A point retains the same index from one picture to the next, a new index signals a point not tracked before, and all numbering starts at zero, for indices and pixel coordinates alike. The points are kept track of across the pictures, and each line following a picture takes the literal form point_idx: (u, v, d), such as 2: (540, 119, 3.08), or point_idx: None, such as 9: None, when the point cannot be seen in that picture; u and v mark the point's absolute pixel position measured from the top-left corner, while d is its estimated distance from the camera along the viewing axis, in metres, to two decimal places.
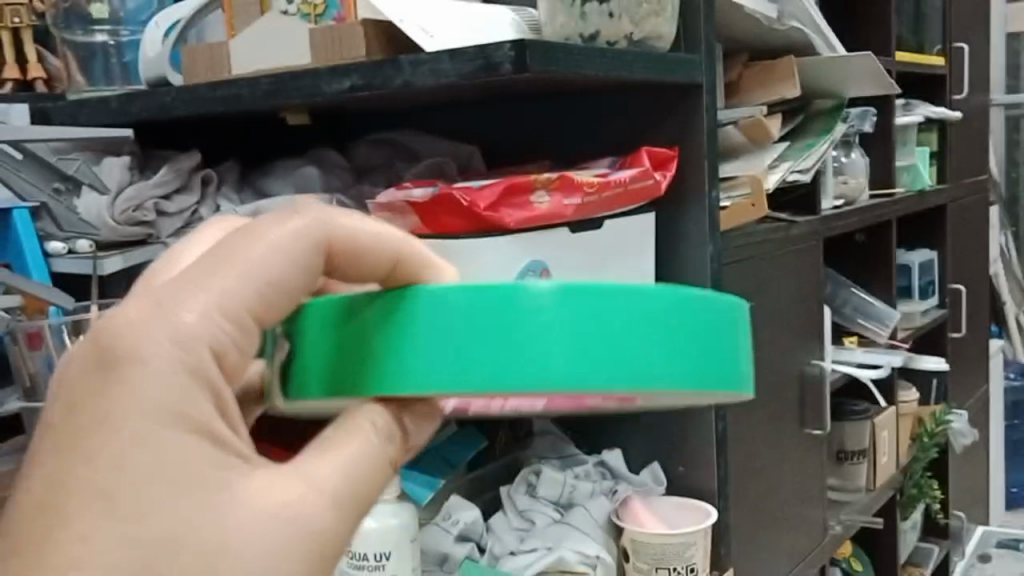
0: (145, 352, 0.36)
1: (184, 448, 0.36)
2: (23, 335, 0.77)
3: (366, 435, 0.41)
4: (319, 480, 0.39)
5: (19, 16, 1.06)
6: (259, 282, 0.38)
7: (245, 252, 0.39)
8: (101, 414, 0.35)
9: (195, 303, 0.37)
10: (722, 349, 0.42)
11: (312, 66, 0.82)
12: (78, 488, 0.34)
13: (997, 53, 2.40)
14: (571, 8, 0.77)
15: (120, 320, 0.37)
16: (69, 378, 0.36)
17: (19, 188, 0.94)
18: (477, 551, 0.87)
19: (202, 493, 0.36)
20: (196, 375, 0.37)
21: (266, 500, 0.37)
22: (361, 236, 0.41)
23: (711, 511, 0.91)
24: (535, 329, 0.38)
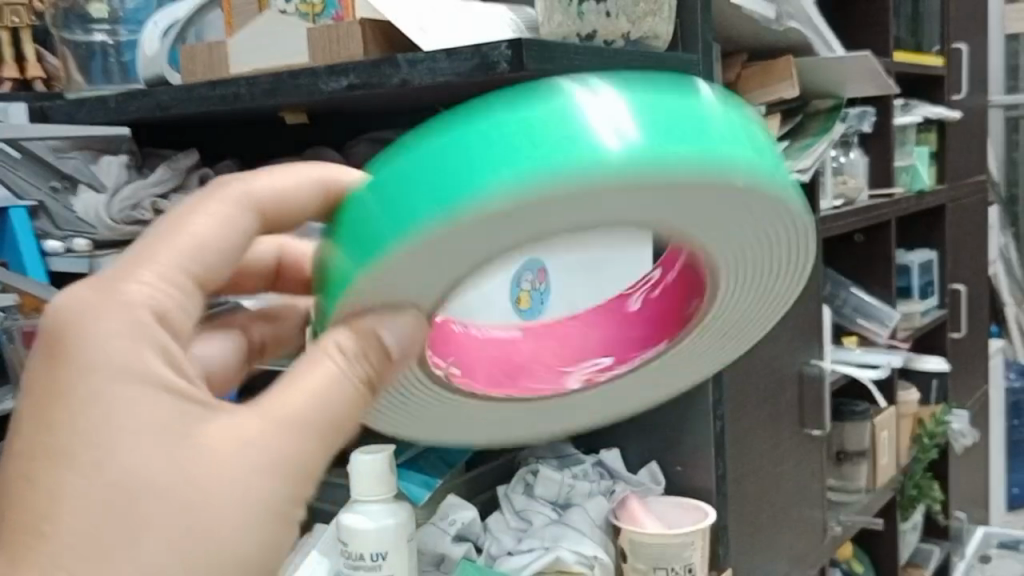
0: (98, 325, 0.39)
1: (145, 402, 0.39)
2: (20, 334, 0.77)
3: (331, 359, 0.43)
4: (278, 412, 0.42)
5: (17, 15, 1.06)
6: (193, 246, 0.43)
7: (184, 224, 0.44)
8: (61, 386, 0.38)
9: (141, 277, 0.41)
10: (692, 127, 0.38)
11: (310, 65, 0.82)
12: (53, 456, 0.37)
13: (995, 53, 2.40)
14: (567, 7, 0.76)
15: (72, 300, 0.40)
16: (33, 362, 0.39)
17: (19, 187, 0.93)
18: (474, 551, 0.87)
19: (165, 436, 0.39)
20: (143, 334, 0.40)
21: (228, 435, 0.40)
22: (280, 192, 0.47)
23: (709, 511, 0.91)
24: (475, 152, 0.38)
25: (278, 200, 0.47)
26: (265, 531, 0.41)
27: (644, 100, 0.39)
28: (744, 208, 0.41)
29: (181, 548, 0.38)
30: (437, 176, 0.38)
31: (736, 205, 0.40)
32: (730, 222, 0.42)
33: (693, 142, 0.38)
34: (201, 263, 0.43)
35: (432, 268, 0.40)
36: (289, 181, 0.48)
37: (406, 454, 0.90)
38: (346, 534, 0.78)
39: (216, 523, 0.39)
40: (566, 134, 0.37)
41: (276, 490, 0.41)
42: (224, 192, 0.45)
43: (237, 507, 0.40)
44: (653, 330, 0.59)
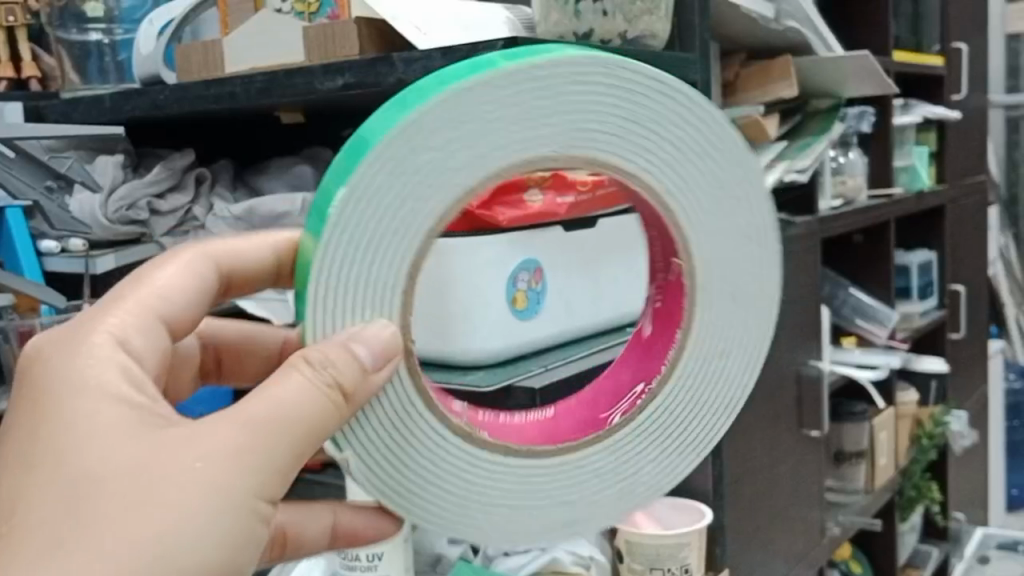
0: (67, 357, 0.42)
1: (104, 410, 0.40)
2: (15, 335, 0.77)
3: (299, 370, 0.41)
4: (240, 416, 0.40)
5: (13, 15, 1.06)
6: (152, 292, 0.47)
7: (148, 276, 0.48)
8: (34, 406, 0.41)
9: (112, 316, 0.45)
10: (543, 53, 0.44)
11: (305, 63, 0.81)
12: (22, 474, 0.39)
13: (996, 52, 2.40)
14: (564, 6, 0.76)
15: (51, 344, 0.44)
16: (17, 402, 0.43)
17: (13, 186, 0.92)
18: (470, 552, 0.86)
19: (121, 437, 0.39)
20: (110, 358, 0.42)
21: (183, 439, 0.39)
22: (238, 250, 0.53)
23: (706, 511, 0.91)
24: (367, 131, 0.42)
25: (238, 255, 0.53)
26: (223, 527, 0.39)
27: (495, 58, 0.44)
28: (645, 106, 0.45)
29: (131, 543, 0.37)
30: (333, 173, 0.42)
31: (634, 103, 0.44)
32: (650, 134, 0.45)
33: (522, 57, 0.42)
34: (167, 305, 0.47)
35: (376, 240, 0.41)
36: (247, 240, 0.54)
37: None
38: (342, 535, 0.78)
39: (169, 518, 0.38)
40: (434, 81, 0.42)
41: (234, 482, 0.39)
42: (189, 250, 0.51)
43: (191, 500, 0.38)
44: (665, 338, 0.51)
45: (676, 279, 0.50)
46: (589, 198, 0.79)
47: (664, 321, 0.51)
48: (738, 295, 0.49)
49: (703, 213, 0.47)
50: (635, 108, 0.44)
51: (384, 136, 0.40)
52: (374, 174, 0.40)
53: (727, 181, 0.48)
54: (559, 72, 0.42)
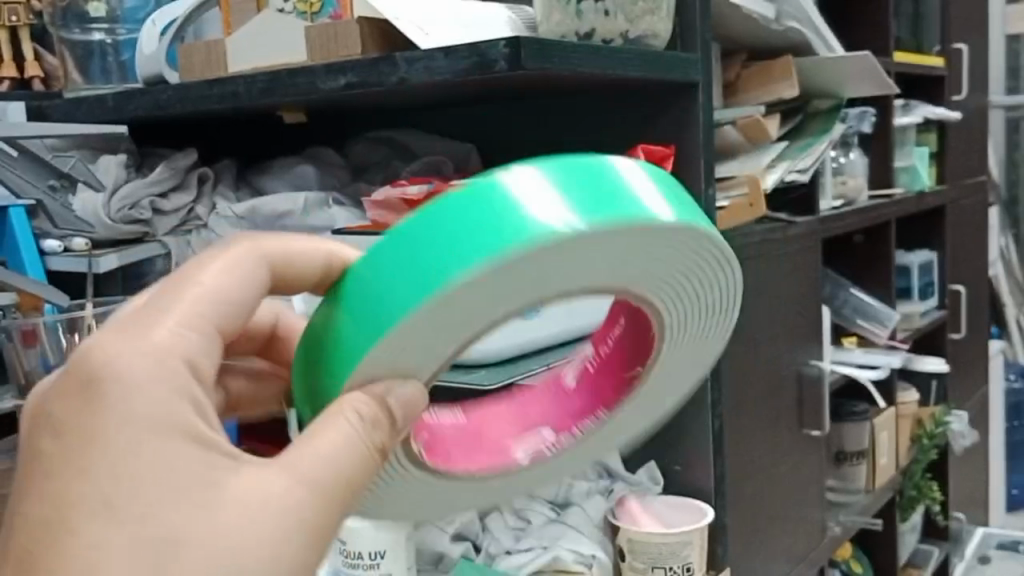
0: (128, 371, 0.39)
1: (172, 454, 0.39)
2: (18, 332, 0.75)
3: (344, 417, 0.42)
4: (301, 470, 0.41)
5: (16, 15, 1.06)
6: (206, 291, 0.42)
7: (195, 277, 0.43)
8: (92, 430, 0.38)
9: (165, 323, 0.41)
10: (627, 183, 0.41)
11: (308, 63, 0.81)
12: (79, 503, 0.37)
13: (997, 54, 2.41)
14: (566, 6, 0.76)
15: (106, 343, 0.40)
16: (62, 399, 0.40)
17: (14, 185, 0.92)
18: (474, 550, 0.86)
19: (192, 489, 0.39)
20: (170, 383, 0.40)
21: (254, 492, 0.40)
22: (288, 254, 0.46)
23: (707, 510, 0.91)
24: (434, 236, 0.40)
25: (286, 260, 0.45)
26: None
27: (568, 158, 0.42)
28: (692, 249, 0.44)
29: None
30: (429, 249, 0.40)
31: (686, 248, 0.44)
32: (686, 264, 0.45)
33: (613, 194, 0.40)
34: (224, 312, 0.42)
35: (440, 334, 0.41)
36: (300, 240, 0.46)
37: None
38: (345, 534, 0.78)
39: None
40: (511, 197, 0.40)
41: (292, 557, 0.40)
42: (243, 244, 0.45)
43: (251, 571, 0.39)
44: (588, 399, 0.57)
45: (620, 349, 0.56)
46: None
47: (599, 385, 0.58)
48: (655, 395, 0.56)
49: (685, 316, 0.49)
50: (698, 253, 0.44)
51: (473, 267, 0.38)
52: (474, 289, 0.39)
53: (725, 300, 0.49)
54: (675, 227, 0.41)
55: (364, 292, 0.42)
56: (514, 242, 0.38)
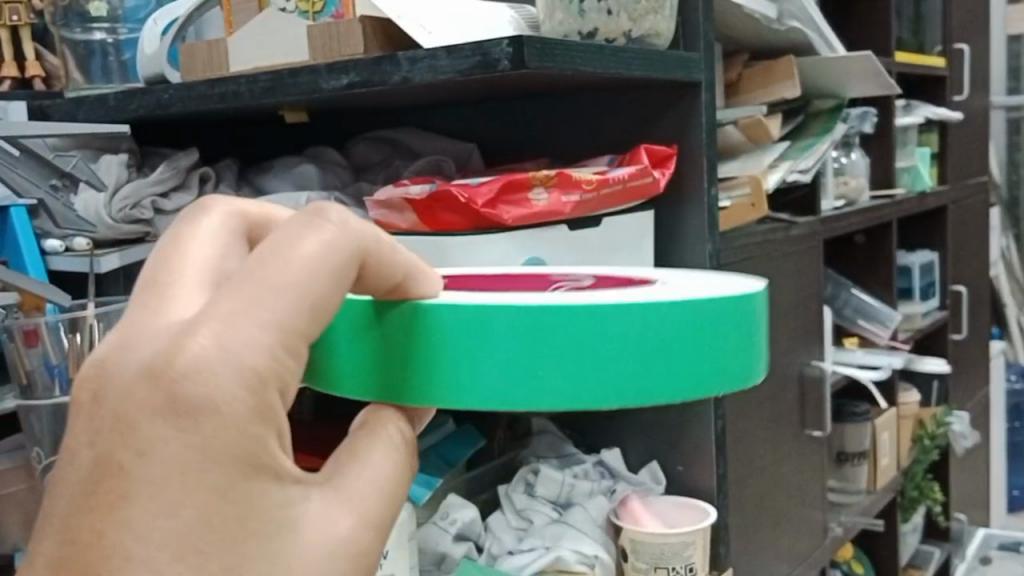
0: (211, 388, 0.32)
1: (250, 493, 0.33)
2: (20, 332, 0.75)
3: (400, 457, 0.40)
4: (377, 516, 0.38)
5: (17, 14, 1.06)
6: (302, 287, 0.34)
7: (287, 255, 0.35)
8: (172, 457, 0.32)
9: (261, 326, 0.33)
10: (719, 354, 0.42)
11: (310, 62, 0.81)
12: (145, 547, 0.31)
13: (997, 55, 2.41)
14: (568, 5, 0.76)
15: (180, 344, 0.32)
16: (119, 400, 0.32)
17: (17, 185, 0.89)
18: (475, 551, 0.87)
19: (277, 535, 0.34)
20: (264, 412, 0.33)
21: (338, 540, 0.36)
22: (378, 249, 0.38)
23: (710, 509, 0.90)
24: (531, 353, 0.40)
25: (375, 255, 0.38)
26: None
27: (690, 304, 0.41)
28: None
29: None
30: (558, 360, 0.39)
31: None
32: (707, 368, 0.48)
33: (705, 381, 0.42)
34: (318, 317, 0.35)
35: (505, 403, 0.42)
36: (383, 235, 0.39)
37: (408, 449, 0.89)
38: None
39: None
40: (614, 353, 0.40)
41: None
42: (333, 216, 0.37)
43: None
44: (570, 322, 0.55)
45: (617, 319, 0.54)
46: (592, 198, 0.78)
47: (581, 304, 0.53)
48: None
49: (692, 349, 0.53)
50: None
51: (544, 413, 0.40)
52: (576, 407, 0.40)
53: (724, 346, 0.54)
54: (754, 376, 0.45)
55: (438, 359, 0.40)
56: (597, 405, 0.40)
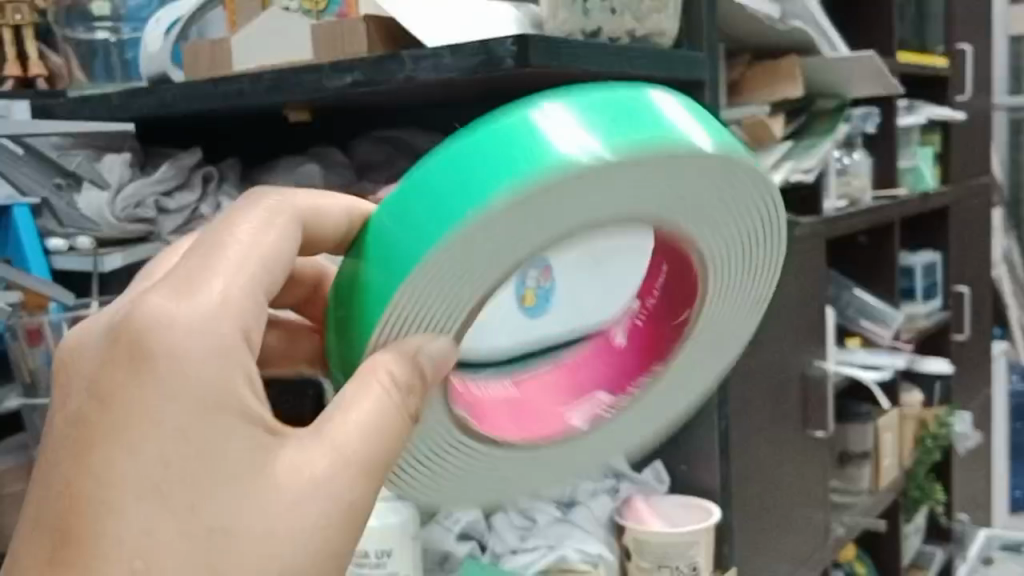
0: (173, 340, 0.38)
1: (219, 436, 0.38)
2: (23, 331, 0.75)
3: (373, 393, 0.41)
4: (347, 451, 0.41)
5: (20, 13, 1.06)
6: (248, 253, 0.41)
7: (230, 229, 0.42)
8: (135, 403, 0.37)
9: (214, 283, 0.40)
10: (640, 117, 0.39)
11: (313, 61, 0.81)
12: (117, 488, 0.37)
13: (999, 56, 2.41)
14: (572, 5, 0.74)
15: (143, 308, 0.38)
16: (92, 367, 0.38)
17: (20, 183, 0.92)
18: (479, 550, 0.86)
19: (246, 473, 0.39)
20: (224, 355, 0.39)
21: (310, 474, 0.40)
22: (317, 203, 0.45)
23: (714, 509, 0.90)
24: (431, 192, 0.39)
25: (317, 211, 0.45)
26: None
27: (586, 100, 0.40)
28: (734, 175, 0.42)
29: None
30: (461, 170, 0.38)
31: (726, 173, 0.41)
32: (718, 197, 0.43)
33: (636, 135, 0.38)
34: (268, 277, 0.42)
35: (468, 280, 0.39)
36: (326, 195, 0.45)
37: None
38: None
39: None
40: (504, 148, 0.38)
41: (339, 541, 0.41)
42: (272, 202, 0.44)
43: (294, 559, 0.39)
44: (638, 362, 0.54)
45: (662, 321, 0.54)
46: None
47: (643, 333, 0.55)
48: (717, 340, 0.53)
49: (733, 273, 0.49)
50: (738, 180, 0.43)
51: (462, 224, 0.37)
52: (529, 206, 0.37)
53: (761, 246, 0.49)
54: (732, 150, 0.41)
55: (368, 258, 0.40)
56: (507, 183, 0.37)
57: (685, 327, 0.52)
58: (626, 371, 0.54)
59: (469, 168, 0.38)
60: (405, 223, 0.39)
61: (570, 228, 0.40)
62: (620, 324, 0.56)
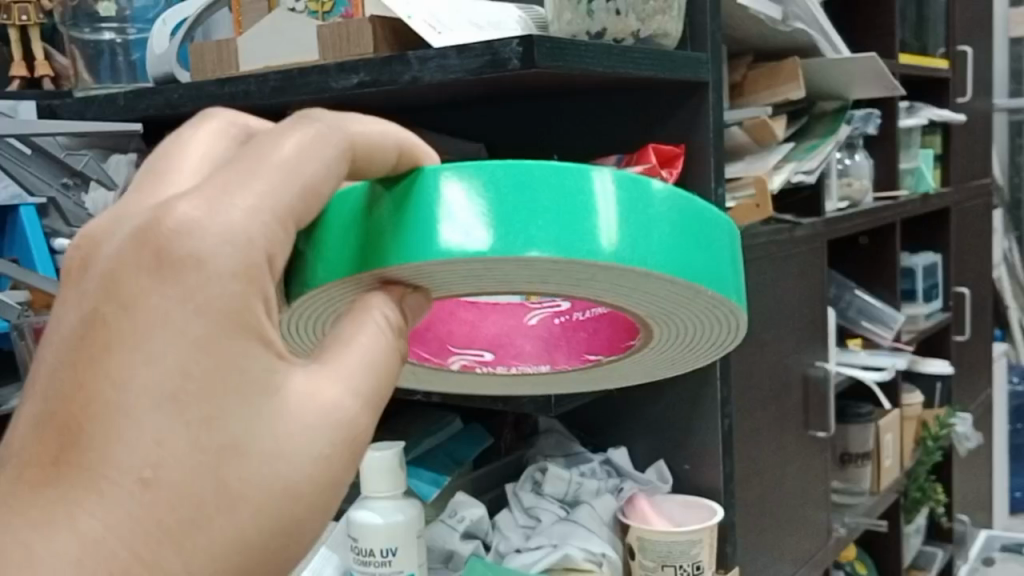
0: (202, 250, 0.35)
1: (239, 353, 0.36)
2: (30, 330, 0.75)
3: (384, 334, 0.43)
4: (352, 380, 0.40)
5: (26, 14, 1.07)
6: (288, 174, 0.38)
7: (268, 149, 0.39)
8: (154, 310, 0.34)
9: (247, 201, 0.37)
10: (691, 242, 0.46)
11: (321, 62, 0.81)
12: (132, 393, 0.34)
13: (999, 59, 2.43)
14: (577, 6, 0.76)
15: (171, 210, 0.35)
16: (110, 264, 0.35)
17: (28, 182, 0.89)
18: (483, 549, 0.87)
19: (257, 395, 0.37)
20: (252, 278, 0.36)
21: (312, 402, 0.39)
22: (369, 132, 0.42)
23: (717, 507, 0.91)
24: (514, 201, 0.44)
25: (368, 140, 0.42)
26: (313, 521, 0.39)
27: (664, 194, 0.46)
28: (706, 305, 0.50)
29: (262, 511, 0.37)
30: (556, 224, 0.44)
31: (704, 304, 0.50)
32: (692, 309, 0.51)
33: (675, 264, 0.46)
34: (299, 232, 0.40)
35: (484, 271, 0.45)
36: (370, 121, 0.43)
37: (416, 451, 0.90)
38: (356, 532, 0.78)
39: (278, 502, 0.37)
40: (590, 203, 0.44)
41: (340, 474, 0.40)
42: (314, 120, 0.41)
43: (299, 485, 0.38)
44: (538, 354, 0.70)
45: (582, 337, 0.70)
46: None
47: (552, 343, 0.71)
48: (596, 377, 0.69)
49: (653, 353, 0.63)
50: (724, 317, 0.52)
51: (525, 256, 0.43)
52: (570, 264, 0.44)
53: (675, 362, 0.65)
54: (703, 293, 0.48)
55: (424, 208, 0.44)
56: (574, 253, 0.43)
57: (587, 361, 0.68)
58: (522, 357, 0.70)
59: (551, 218, 0.44)
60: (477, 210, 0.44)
61: (546, 282, 0.48)
62: (543, 317, 0.73)
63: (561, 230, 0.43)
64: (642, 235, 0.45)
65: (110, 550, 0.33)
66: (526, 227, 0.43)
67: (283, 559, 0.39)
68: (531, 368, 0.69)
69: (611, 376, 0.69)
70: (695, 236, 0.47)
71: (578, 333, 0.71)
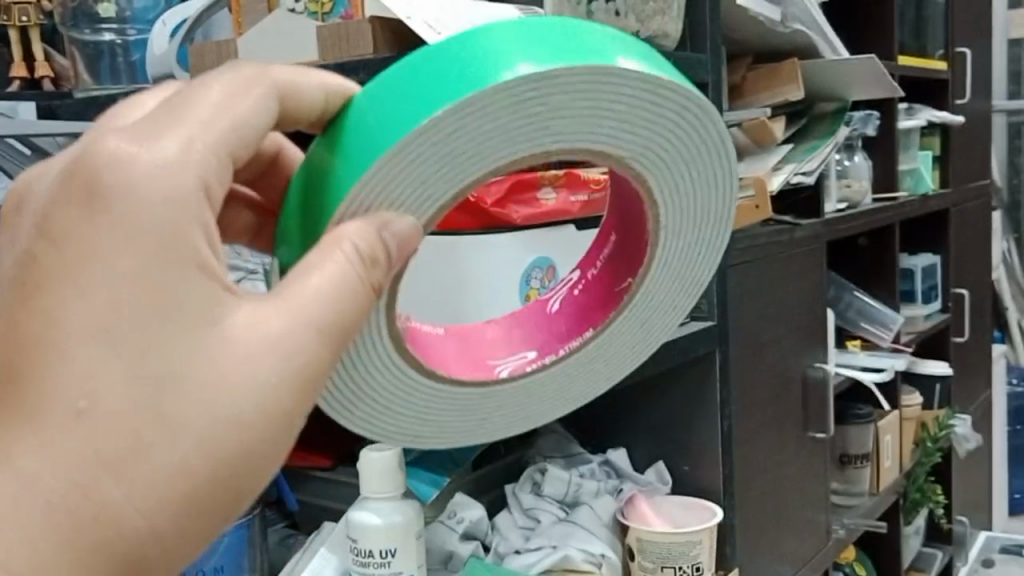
0: (133, 184, 0.36)
1: (177, 282, 0.36)
2: None
3: (341, 251, 0.40)
4: (304, 311, 0.40)
5: (26, 14, 1.07)
6: (229, 123, 0.39)
7: (198, 94, 0.39)
8: (85, 244, 0.36)
9: (178, 136, 0.37)
10: (539, 40, 0.40)
11: (321, 64, 0.82)
12: (70, 326, 0.35)
13: (999, 62, 2.44)
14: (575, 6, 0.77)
15: (99, 148, 0.36)
16: (47, 205, 0.36)
17: None
18: (482, 550, 0.86)
19: (196, 326, 0.37)
20: (185, 208, 0.37)
21: (257, 330, 0.39)
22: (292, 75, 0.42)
23: (716, 509, 0.91)
24: (365, 126, 0.40)
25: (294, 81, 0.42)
26: (269, 455, 0.39)
27: (483, 29, 0.41)
28: (655, 108, 0.42)
29: (205, 441, 0.37)
30: (385, 109, 0.40)
31: (654, 109, 0.41)
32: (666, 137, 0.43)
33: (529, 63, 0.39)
34: None
35: (417, 185, 0.40)
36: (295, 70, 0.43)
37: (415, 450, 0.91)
38: (355, 532, 0.78)
39: (222, 430, 0.38)
40: (413, 80, 0.40)
41: (294, 403, 0.39)
42: (247, 69, 0.41)
43: (246, 416, 0.38)
44: (573, 323, 0.52)
45: (606, 281, 0.52)
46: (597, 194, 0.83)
47: (584, 308, 0.52)
48: (650, 311, 0.51)
49: (692, 234, 0.48)
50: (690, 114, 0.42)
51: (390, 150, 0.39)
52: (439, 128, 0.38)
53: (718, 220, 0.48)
54: (609, 92, 0.40)
55: (323, 171, 0.42)
56: (420, 117, 0.38)
57: (620, 296, 0.50)
58: (554, 341, 0.52)
59: (392, 113, 0.40)
60: (347, 148, 0.40)
61: None
62: (558, 295, 0.56)
63: (393, 121, 0.39)
64: (473, 68, 0.39)
65: (47, 479, 0.35)
66: (382, 128, 0.39)
67: (240, 490, 0.39)
68: (578, 342, 0.50)
69: (667, 302, 0.51)
70: (543, 35, 0.40)
71: (590, 281, 0.53)
